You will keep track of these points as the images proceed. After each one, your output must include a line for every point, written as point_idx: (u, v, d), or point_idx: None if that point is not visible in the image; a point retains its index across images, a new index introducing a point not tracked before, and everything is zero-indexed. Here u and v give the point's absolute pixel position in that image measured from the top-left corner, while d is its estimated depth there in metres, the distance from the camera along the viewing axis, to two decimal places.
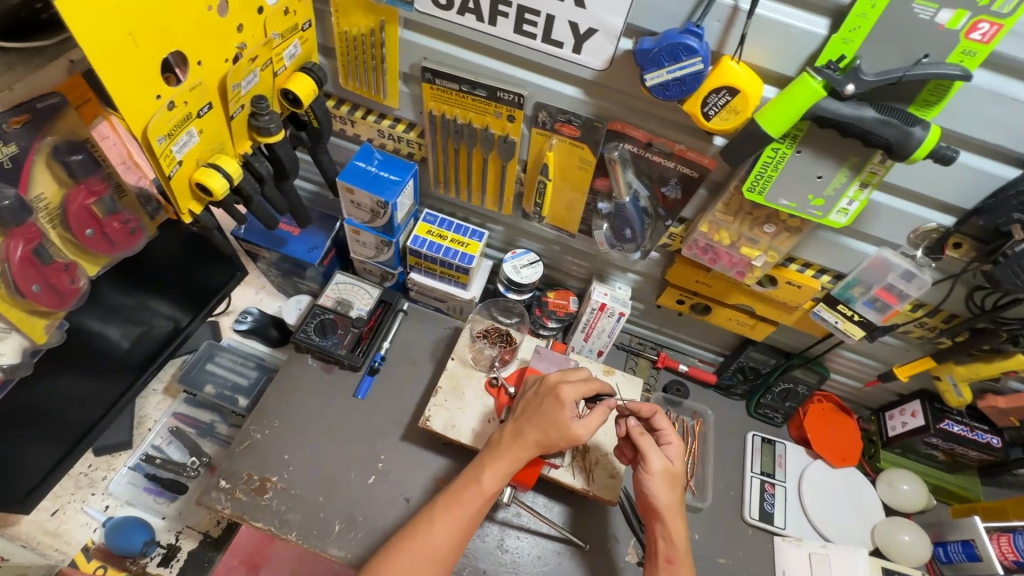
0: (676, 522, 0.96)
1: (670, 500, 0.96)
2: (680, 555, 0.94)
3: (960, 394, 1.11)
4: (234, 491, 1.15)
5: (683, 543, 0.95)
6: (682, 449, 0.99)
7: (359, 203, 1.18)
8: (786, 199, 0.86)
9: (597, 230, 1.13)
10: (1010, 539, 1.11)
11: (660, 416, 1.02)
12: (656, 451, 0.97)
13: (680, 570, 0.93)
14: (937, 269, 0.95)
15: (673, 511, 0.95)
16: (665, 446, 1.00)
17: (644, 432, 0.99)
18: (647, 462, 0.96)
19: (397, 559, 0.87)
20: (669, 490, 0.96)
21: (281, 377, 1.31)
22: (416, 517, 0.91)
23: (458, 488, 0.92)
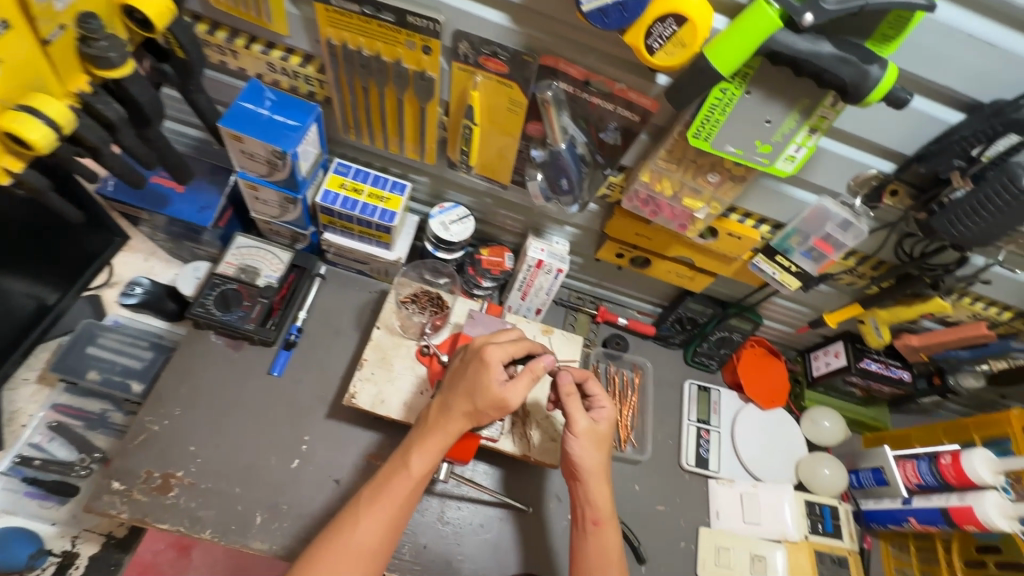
0: (599, 486, 0.92)
1: (596, 463, 0.93)
2: (605, 517, 0.92)
3: (880, 336, 1.15)
4: (132, 492, 1.01)
5: (606, 504, 0.92)
6: (612, 414, 0.95)
7: (251, 153, 0.99)
8: (732, 146, 0.79)
9: (532, 181, 1.02)
10: (914, 465, 1.21)
11: (591, 382, 0.97)
12: (582, 413, 0.93)
13: (605, 533, 0.91)
14: (874, 218, 0.94)
15: (598, 474, 0.93)
16: (595, 408, 0.96)
17: (573, 390, 0.94)
18: (572, 423, 0.93)
19: (320, 559, 0.79)
20: (592, 449, 0.93)
21: (179, 359, 1.14)
22: (344, 511, 0.84)
23: (386, 477, 0.85)
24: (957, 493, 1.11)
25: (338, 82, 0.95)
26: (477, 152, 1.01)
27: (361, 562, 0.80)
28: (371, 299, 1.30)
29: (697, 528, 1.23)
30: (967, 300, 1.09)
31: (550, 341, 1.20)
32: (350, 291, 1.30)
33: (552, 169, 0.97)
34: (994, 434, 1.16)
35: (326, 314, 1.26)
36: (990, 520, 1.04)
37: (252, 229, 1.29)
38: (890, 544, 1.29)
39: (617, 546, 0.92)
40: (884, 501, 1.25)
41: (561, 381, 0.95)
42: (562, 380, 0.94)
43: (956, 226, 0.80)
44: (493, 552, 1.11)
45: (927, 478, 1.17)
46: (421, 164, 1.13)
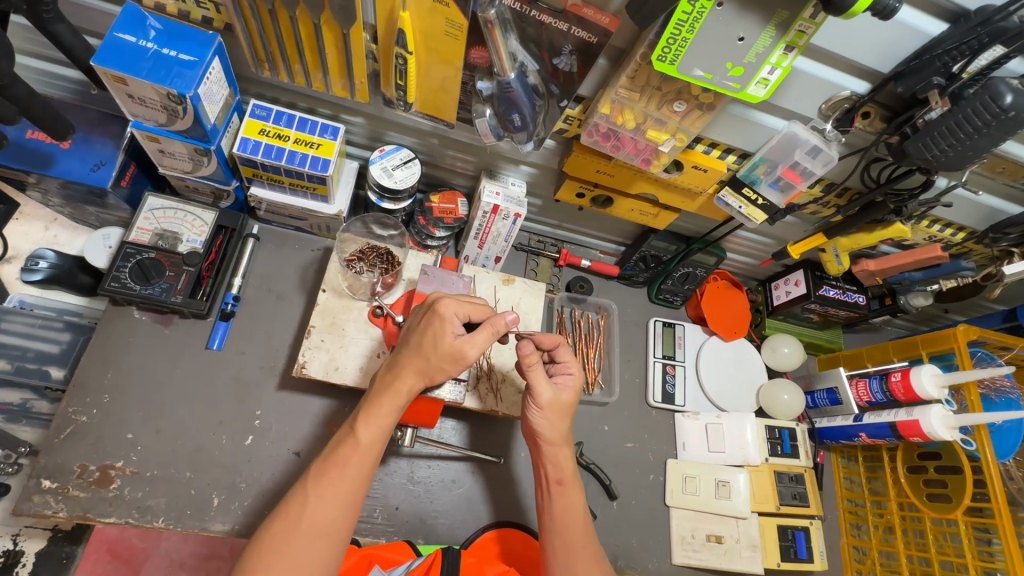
0: (562, 449, 0.91)
1: (560, 430, 0.92)
2: (568, 476, 0.90)
3: (840, 264, 1.14)
4: (66, 489, 0.92)
5: (568, 464, 0.91)
6: (578, 381, 0.94)
7: (142, 98, 0.83)
8: (700, 70, 0.70)
9: (479, 117, 0.90)
10: (866, 384, 1.26)
11: (562, 349, 0.94)
12: (546, 383, 0.90)
13: (567, 492, 0.89)
14: (845, 144, 0.89)
15: (563, 436, 0.92)
16: (562, 375, 0.94)
17: (538, 358, 0.89)
18: (535, 393, 0.89)
19: (268, 539, 0.73)
20: (557, 420, 0.91)
21: (100, 341, 1.02)
22: (292, 489, 0.77)
23: (334, 449, 0.79)
24: (904, 408, 1.17)
25: (238, 2, 0.78)
26: (416, 86, 0.88)
27: (314, 540, 0.73)
28: (315, 258, 1.19)
29: (665, 460, 1.26)
30: (924, 223, 1.08)
31: (512, 291, 1.14)
32: (290, 251, 1.18)
33: (501, 103, 0.85)
34: (941, 349, 1.20)
35: (265, 278, 1.15)
36: (934, 432, 1.09)
37: (166, 187, 1.12)
38: (840, 457, 1.40)
39: (581, 503, 0.89)
40: (837, 419, 1.31)
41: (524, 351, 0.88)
42: (525, 351, 0.87)
43: (931, 149, 0.75)
44: (468, 505, 1.11)
45: (878, 395, 1.23)
46: (353, 102, 0.99)
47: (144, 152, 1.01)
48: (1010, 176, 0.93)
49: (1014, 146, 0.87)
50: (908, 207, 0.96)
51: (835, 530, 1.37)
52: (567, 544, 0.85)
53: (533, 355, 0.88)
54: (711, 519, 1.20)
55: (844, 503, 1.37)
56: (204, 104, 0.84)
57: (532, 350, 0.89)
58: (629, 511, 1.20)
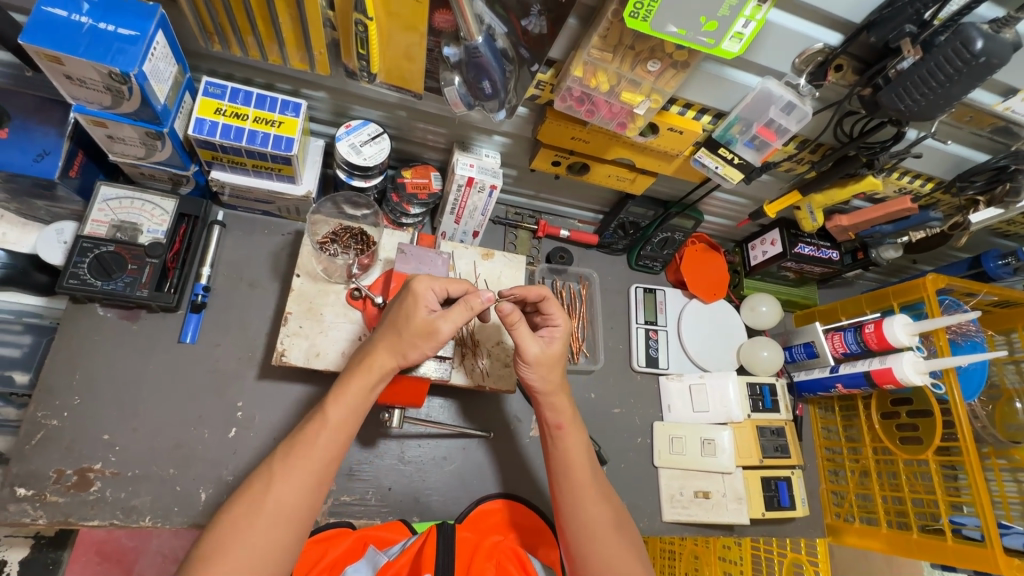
0: (557, 396, 0.91)
1: (555, 380, 0.91)
2: (566, 419, 0.91)
3: (816, 221, 1.15)
4: (44, 495, 0.89)
5: (567, 411, 0.91)
6: (565, 331, 0.93)
7: (82, 79, 0.77)
8: (675, 27, 0.68)
9: (448, 86, 0.85)
10: (841, 336, 1.30)
11: (549, 302, 0.93)
12: (532, 337, 0.88)
13: (568, 434, 0.90)
14: (818, 99, 0.88)
15: (559, 387, 0.91)
16: (549, 328, 0.93)
17: (518, 315, 0.87)
18: (522, 348, 0.88)
19: (227, 520, 0.70)
20: (548, 371, 0.90)
21: (65, 341, 0.97)
22: (256, 469, 0.75)
23: (303, 426, 0.78)
24: (878, 357, 1.21)
25: None
26: (379, 54, 0.84)
27: (279, 521, 0.71)
28: (286, 243, 1.14)
29: (651, 423, 1.29)
30: (895, 175, 1.09)
31: (492, 266, 1.13)
32: (259, 237, 1.14)
33: (470, 70, 0.82)
34: (911, 298, 1.24)
35: (235, 266, 1.11)
36: (907, 378, 1.13)
37: (119, 175, 1.06)
38: (818, 408, 1.45)
39: (582, 442, 0.91)
40: (814, 371, 1.36)
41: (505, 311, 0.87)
42: (507, 310, 0.86)
43: (903, 100, 0.75)
44: (458, 480, 1.11)
45: (852, 346, 1.26)
46: (313, 75, 0.94)
47: (92, 138, 0.95)
48: (977, 124, 0.94)
49: (981, 94, 0.89)
50: (880, 160, 0.96)
51: (814, 476, 1.43)
52: (574, 489, 0.87)
53: (514, 313, 0.87)
54: (697, 477, 1.23)
55: (822, 451, 1.43)
56: (151, 83, 0.79)
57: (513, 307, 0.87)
58: (618, 474, 1.23)
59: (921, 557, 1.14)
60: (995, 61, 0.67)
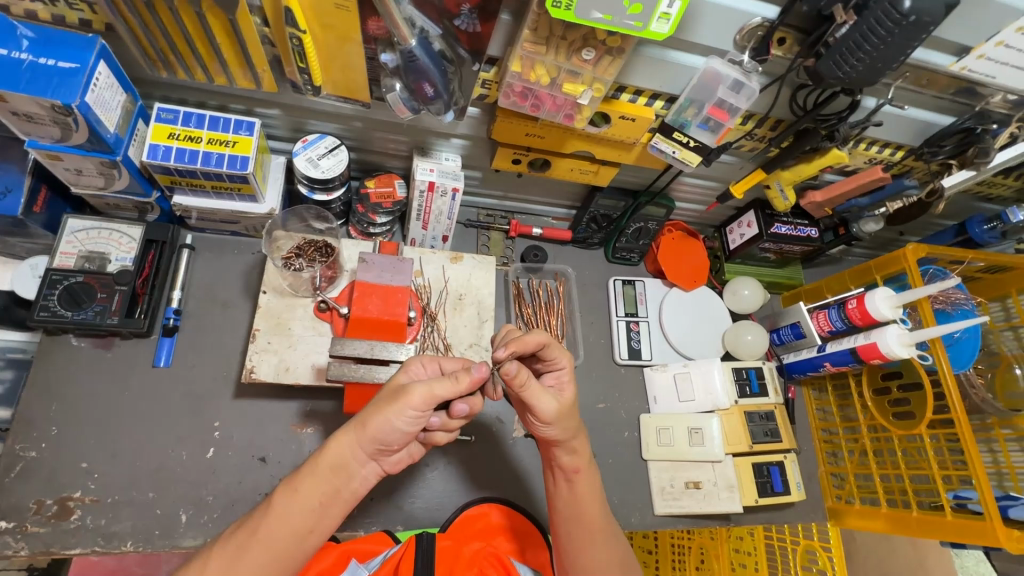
0: (575, 445, 0.86)
1: (571, 431, 0.85)
2: (584, 463, 0.88)
3: (787, 198, 1.14)
4: (25, 526, 0.90)
5: (583, 453, 0.88)
6: (571, 373, 0.89)
7: (28, 114, 0.78)
8: (598, 12, 0.68)
9: (389, 92, 0.85)
10: (826, 314, 1.27)
11: (551, 348, 0.86)
12: (545, 392, 0.81)
13: (584, 478, 0.88)
14: (764, 74, 0.87)
15: (578, 432, 0.86)
16: (555, 373, 0.88)
17: (527, 372, 0.80)
18: (539, 409, 0.81)
19: None
20: (566, 425, 0.84)
21: (40, 373, 0.99)
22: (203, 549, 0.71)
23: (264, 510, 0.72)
24: (863, 332, 1.18)
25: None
26: (320, 67, 0.85)
27: None
28: (256, 261, 1.15)
29: (638, 416, 1.27)
30: (863, 146, 1.07)
31: (462, 268, 1.13)
32: (229, 257, 1.14)
33: (409, 74, 0.81)
34: (893, 270, 1.21)
35: (206, 288, 1.11)
36: (892, 352, 1.11)
37: (86, 207, 1.07)
38: (811, 389, 1.42)
39: (596, 485, 0.89)
40: (802, 352, 1.33)
41: (512, 371, 0.78)
42: (513, 371, 0.78)
43: (842, 67, 0.74)
44: (443, 486, 1.11)
45: (837, 324, 1.24)
46: (263, 93, 0.95)
47: (53, 172, 0.97)
48: (936, 87, 0.92)
49: (934, 55, 0.86)
50: (841, 130, 0.96)
51: (812, 459, 1.40)
52: (585, 527, 0.86)
53: (522, 372, 0.79)
54: (688, 467, 1.21)
55: (818, 433, 1.40)
56: (97, 113, 0.80)
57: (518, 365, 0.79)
58: (607, 470, 1.22)
59: (924, 535, 1.10)
60: (925, 19, 0.66)
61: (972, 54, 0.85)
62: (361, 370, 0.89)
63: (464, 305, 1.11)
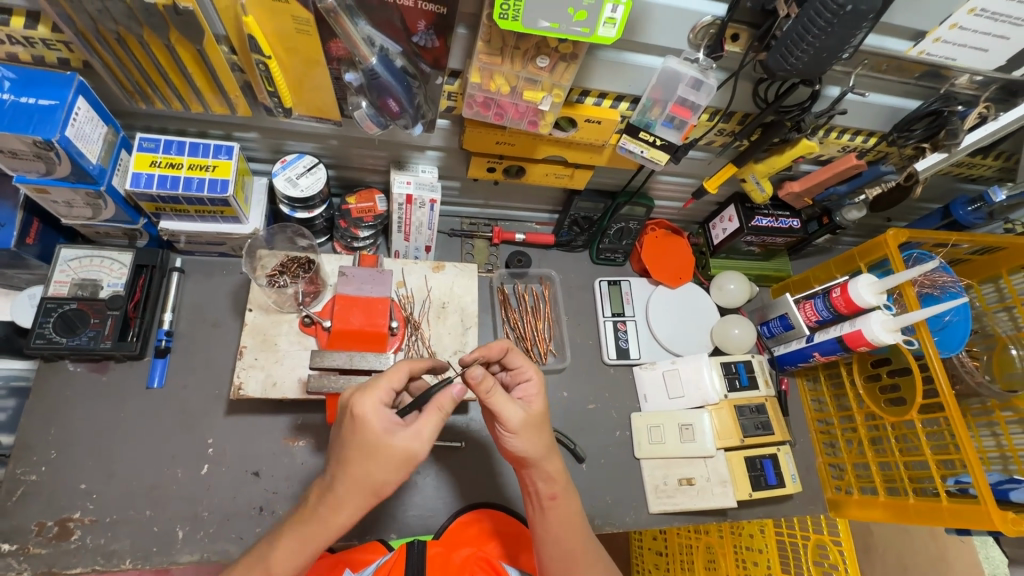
0: (552, 464, 0.86)
1: (543, 445, 0.86)
2: (561, 490, 0.88)
3: (763, 190, 1.14)
4: (27, 548, 0.93)
5: (559, 476, 0.88)
6: (540, 387, 0.89)
7: (13, 151, 0.82)
8: (546, 21, 0.70)
9: (356, 109, 0.88)
10: (812, 305, 1.26)
11: (512, 355, 0.90)
12: (511, 401, 0.83)
13: (562, 504, 0.88)
14: (720, 69, 0.89)
15: (551, 451, 0.86)
16: (523, 387, 0.89)
17: (492, 380, 0.81)
18: (505, 417, 0.82)
19: None
20: (535, 436, 0.85)
21: (39, 399, 1.02)
22: None
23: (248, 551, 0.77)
24: (849, 320, 1.18)
25: (83, 37, 0.77)
26: (288, 89, 0.88)
27: None
28: (244, 280, 1.18)
29: (629, 415, 1.27)
30: (834, 135, 1.08)
31: (444, 277, 1.15)
32: (218, 278, 1.17)
33: (373, 91, 0.85)
34: (876, 257, 1.20)
35: (196, 309, 1.15)
36: (877, 338, 1.10)
37: (79, 237, 1.11)
38: (805, 380, 1.41)
39: (574, 510, 0.89)
40: (792, 343, 1.33)
41: (477, 377, 0.79)
42: (478, 377, 0.79)
43: (789, 59, 0.76)
44: (436, 493, 1.12)
45: (824, 313, 1.23)
46: (240, 118, 0.98)
47: (44, 205, 1.01)
48: (898, 73, 0.93)
49: (890, 41, 0.87)
50: (807, 122, 0.97)
51: (810, 451, 1.38)
52: (566, 557, 0.86)
53: (487, 379, 0.80)
54: (680, 464, 1.21)
55: (815, 424, 1.38)
56: (77, 145, 0.84)
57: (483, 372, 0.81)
58: (600, 470, 1.22)
59: (923, 522, 1.08)
60: (862, 8, 0.67)
61: (930, 37, 0.85)
62: (342, 381, 0.91)
63: (447, 312, 1.12)
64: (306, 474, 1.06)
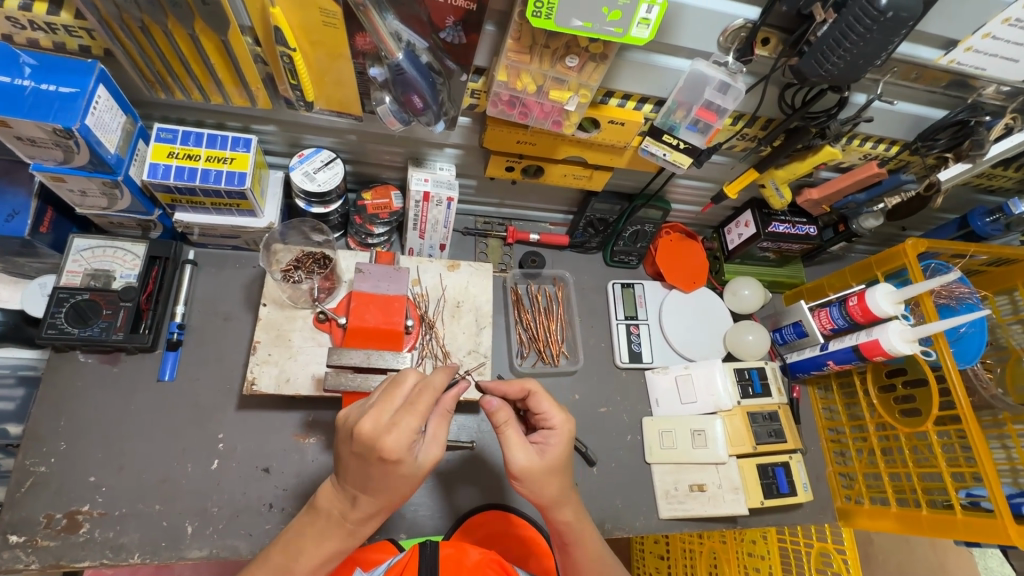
0: (567, 515, 0.86)
1: (554, 494, 0.84)
2: (573, 537, 0.87)
3: (782, 197, 1.13)
4: (35, 540, 0.93)
5: (572, 526, 0.86)
6: (565, 435, 0.85)
7: (32, 138, 0.81)
8: (579, 20, 0.69)
9: (380, 105, 0.87)
10: (827, 313, 1.25)
11: (538, 398, 0.86)
12: (520, 444, 0.81)
13: (577, 548, 0.88)
14: (749, 74, 0.88)
15: (563, 500, 0.84)
16: (543, 432, 0.86)
17: (507, 414, 0.81)
18: (509, 459, 0.81)
19: None
20: (543, 484, 0.82)
21: (48, 390, 1.01)
22: None
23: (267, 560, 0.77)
24: (865, 330, 1.17)
25: (106, 25, 0.76)
26: (312, 83, 0.87)
27: None
28: (257, 274, 1.17)
29: (640, 419, 1.27)
30: (857, 142, 1.07)
31: (459, 276, 1.14)
32: (231, 271, 1.16)
33: (397, 87, 0.83)
34: (894, 266, 1.19)
35: (208, 302, 1.13)
36: (895, 349, 1.09)
37: (92, 227, 1.10)
38: (816, 389, 1.41)
39: (590, 554, 0.88)
40: (805, 351, 1.32)
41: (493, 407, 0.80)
42: (493, 407, 0.80)
43: (824, 65, 0.75)
44: (446, 494, 1.11)
45: (839, 322, 1.22)
46: (260, 111, 0.97)
47: (59, 194, 1.00)
48: (926, 81, 0.92)
49: (921, 49, 0.86)
50: (832, 128, 0.95)
51: (820, 460, 1.37)
52: None
53: (502, 410, 0.81)
54: (692, 469, 1.21)
55: (825, 432, 1.38)
56: (97, 134, 0.83)
57: (501, 403, 0.82)
58: (610, 474, 1.21)
59: (936, 535, 1.07)
60: (903, 15, 0.67)
61: (962, 46, 0.85)
62: (358, 380, 0.90)
63: (461, 312, 1.11)
64: (316, 472, 1.05)
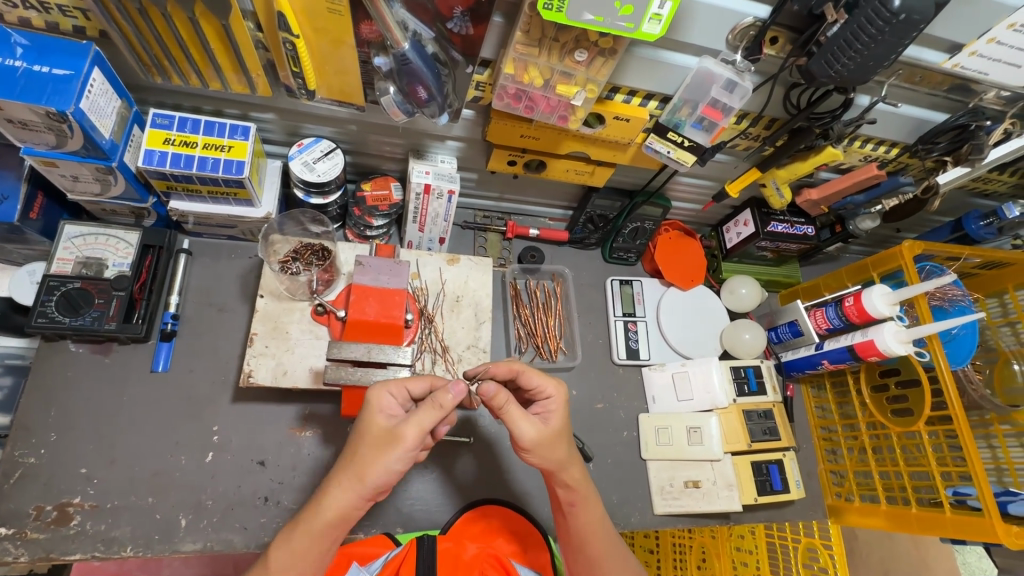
0: (576, 476, 0.86)
1: (562, 457, 0.84)
2: (581, 496, 0.87)
3: (782, 197, 1.13)
4: (24, 533, 0.91)
5: (581, 485, 0.86)
6: (561, 404, 0.87)
7: (23, 121, 0.79)
8: (590, 14, 0.68)
9: (384, 95, 0.85)
10: (823, 313, 1.26)
11: (528, 374, 0.86)
12: (525, 416, 0.81)
13: (583, 510, 0.87)
14: (757, 73, 0.88)
15: (567, 464, 0.85)
16: (542, 403, 0.87)
17: (506, 395, 0.81)
18: (517, 432, 0.81)
19: None
20: (549, 452, 0.83)
21: (38, 379, 0.99)
22: None
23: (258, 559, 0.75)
24: (861, 330, 1.18)
25: (102, 5, 0.73)
26: (314, 71, 0.85)
27: None
28: (253, 265, 1.15)
29: (636, 416, 1.28)
30: (858, 143, 1.07)
31: (459, 271, 1.13)
32: (226, 261, 1.14)
33: (402, 77, 0.81)
34: (890, 268, 1.20)
35: (203, 293, 1.12)
36: (889, 349, 1.10)
37: (83, 214, 1.08)
38: (810, 387, 1.43)
39: (597, 511, 0.88)
40: (800, 350, 1.33)
41: (490, 393, 0.80)
42: (491, 392, 0.79)
43: (833, 65, 0.75)
44: (443, 489, 1.11)
45: (834, 322, 1.23)
46: (259, 98, 0.95)
47: (49, 179, 0.97)
48: (930, 84, 0.92)
49: (926, 53, 0.87)
50: (834, 129, 0.96)
51: (811, 458, 1.40)
52: (590, 562, 0.86)
53: (500, 394, 0.80)
54: (687, 466, 1.21)
55: (817, 430, 1.40)
56: (91, 119, 0.81)
57: (497, 386, 0.81)
58: (606, 470, 1.21)
59: (923, 532, 1.09)
60: (915, 17, 0.67)
61: (967, 50, 0.85)
62: (358, 374, 0.89)
63: (461, 306, 1.11)
64: (312, 466, 1.04)
